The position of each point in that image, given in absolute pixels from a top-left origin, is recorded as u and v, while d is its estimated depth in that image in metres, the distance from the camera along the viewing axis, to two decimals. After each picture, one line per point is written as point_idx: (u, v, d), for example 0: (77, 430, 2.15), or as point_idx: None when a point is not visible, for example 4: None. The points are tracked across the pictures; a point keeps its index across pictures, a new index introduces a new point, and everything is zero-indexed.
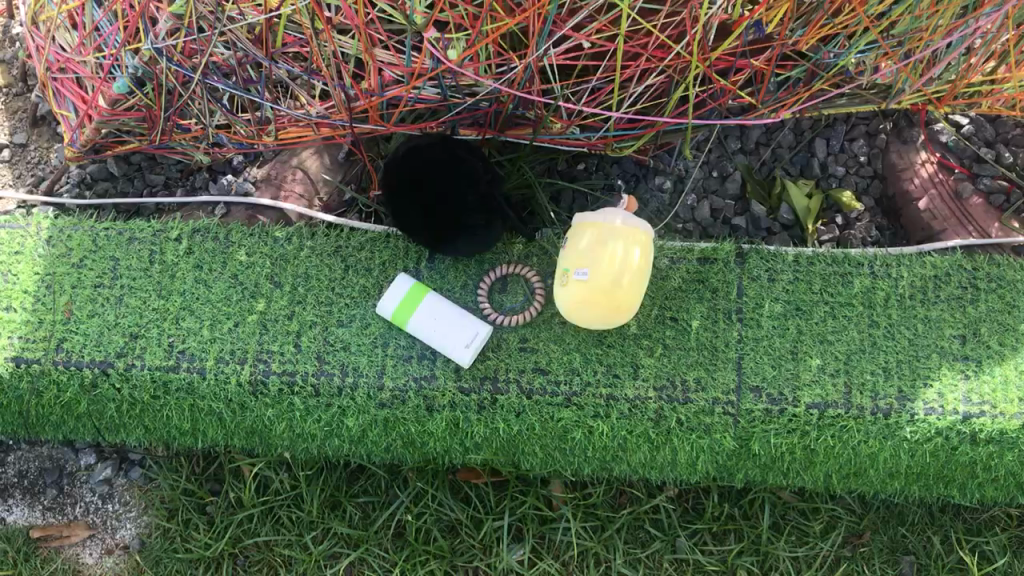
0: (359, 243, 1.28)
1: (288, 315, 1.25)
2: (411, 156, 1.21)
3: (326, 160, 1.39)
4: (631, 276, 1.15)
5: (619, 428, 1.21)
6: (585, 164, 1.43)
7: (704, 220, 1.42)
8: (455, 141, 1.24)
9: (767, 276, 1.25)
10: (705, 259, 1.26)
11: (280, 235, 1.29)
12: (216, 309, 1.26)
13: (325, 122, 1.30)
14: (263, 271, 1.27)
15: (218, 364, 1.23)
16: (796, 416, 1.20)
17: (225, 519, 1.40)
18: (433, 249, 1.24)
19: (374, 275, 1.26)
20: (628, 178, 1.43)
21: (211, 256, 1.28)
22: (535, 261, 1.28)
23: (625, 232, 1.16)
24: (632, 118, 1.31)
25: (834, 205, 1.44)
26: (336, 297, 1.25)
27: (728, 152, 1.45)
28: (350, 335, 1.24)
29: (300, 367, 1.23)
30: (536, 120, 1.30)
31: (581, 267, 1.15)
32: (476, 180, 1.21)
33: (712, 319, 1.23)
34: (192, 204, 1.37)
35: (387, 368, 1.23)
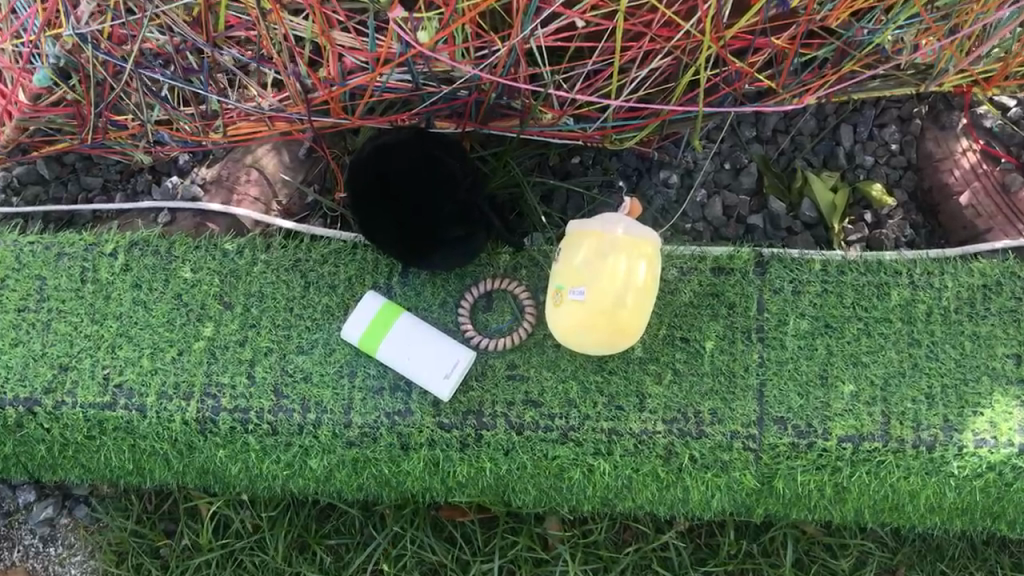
0: (322, 256, 1.11)
1: (240, 341, 1.09)
2: (380, 159, 1.03)
3: (286, 157, 1.22)
4: (635, 294, 0.98)
5: (623, 466, 1.05)
6: (581, 157, 1.27)
7: (716, 220, 1.25)
8: (430, 139, 1.06)
9: (792, 288, 1.09)
10: (719, 269, 1.09)
11: (231, 247, 1.12)
12: (158, 336, 1.10)
13: (281, 116, 1.13)
14: (211, 289, 1.11)
15: (161, 400, 1.08)
16: (827, 452, 1.04)
17: (180, 565, 1.24)
18: (408, 262, 1.08)
19: (338, 293, 1.10)
20: (629, 174, 1.26)
21: (151, 273, 1.12)
22: (524, 274, 1.11)
23: (628, 243, 0.99)
24: (634, 106, 1.14)
25: (862, 200, 1.27)
26: (295, 319, 1.09)
27: (742, 141, 1.28)
28: (311, 364, 1.08)
29: (254, 402, 1.07)
30: (523, 110, 1.13)
31: (578, 285, 0.99)
32: (455, 183, 1.04)
33: (729, 340, 1.07)
34: (132, 211, 1.20)
35: (355, 401, 1.07)
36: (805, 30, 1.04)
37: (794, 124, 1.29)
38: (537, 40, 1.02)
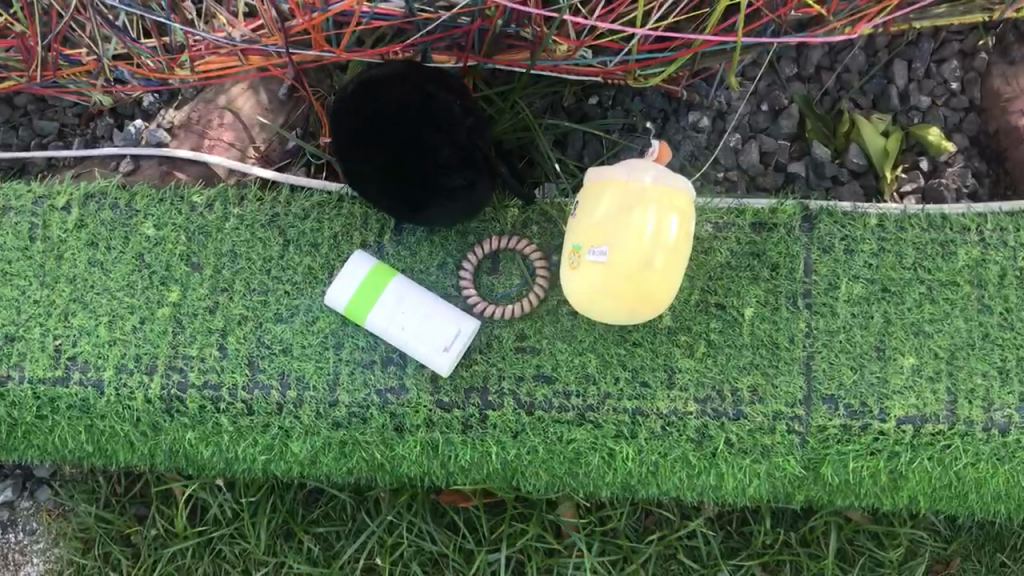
0: (303, 211, 0.97)
1: (210, 307, 0.95)
2: (369, 101, 0.88)
3: (264, 97, 1.07)
4: (666, 257, 0.84)
5: (649, 451, 0.92)
6: (598, 98, 1.12)
7: (752, 167, 1.11)
8: (427, 74, 0.91)
9: (844, 247, 0.94)
10: (760, 224, 0.95)
11: (199, 199, 0.98)
12: (117, 302, 0.96)
13: (255, 49, 0.98)
14: (177, 249, 0.97)
15: (120, 375, 0.94)
16: (884, 435, 0.91)
17: (153, 555, 1.12)
18: (405, 218, 0.94)
19: (322, 253, 0.96)
20: (653, 116, 1.11)
21: (108, 231, 0.97)
22: (535, 230, 0.97)
23: (657, 196, 0.85)
24: (661, 36, 0.99)
25: (917, 146, 1.13)
26: (273, 282, 0.95)
27: (782, 79, 1.13)
28: (291, 333, 0.94)
29: (227, 378, 0.94)
30: (535, 41, 0.98)
31: (599, 245, 0.85)
32: (451, 126, 0.89)
33: (771, 307, 0.93)
34: (90, 159, 1.06)
35: (342, 376, 0.93)
36: None
37: (840, 60, 1.13)
38: None
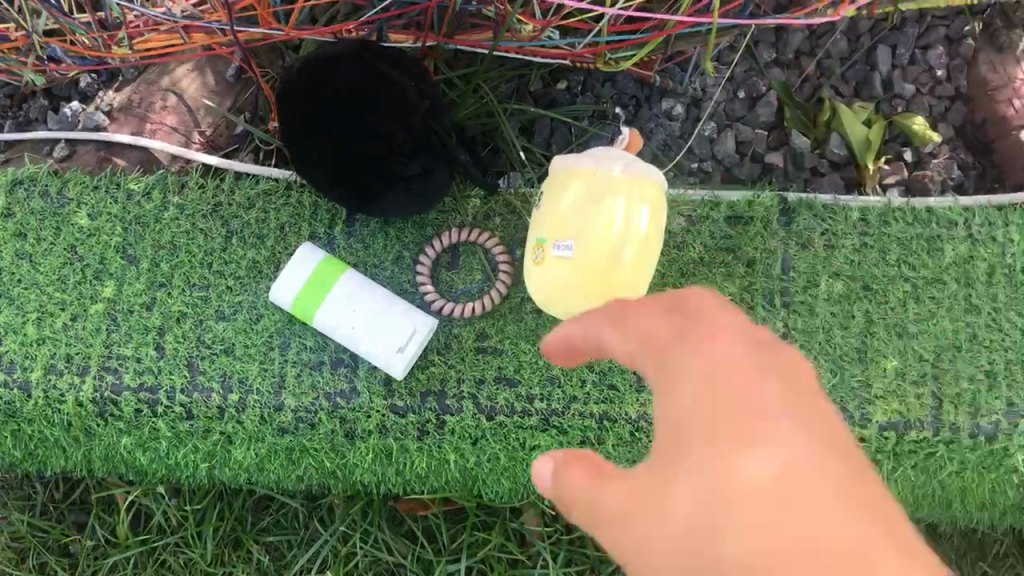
0: (249, 201, 0.90)
1: (147, 304, 0.89)
2: (318, 84, 0.82)
3: (210, 79, 1.00)
4: (634, 253, 0.79)
5: (617, 459, 0.86)
6: (567, 82, 1.06)
7: (727, 158, 1.05)
8: (381, 53, 0.84)
9: (824, 242, 0.89)
10: (736, 218, 0.89)
11: (137, 188, 0.91)
12: (45, 297, 0.89)
13: (197, 26, 0.92)
14: (112, 241, 0.90)
15: (49, 376, 0.88)
16: (864, 442, 0.86)
17: (90, 565, 1.04)
18: (356, 208, 0.87)
19: (268, 246, 0.89)
20: (625, 103, 1.06)
21: (38, 220, 0.90)
22: (497, 222, 0.91)
23: (625, 187, 0.79)
24: (633, 17, 0.93)
25: (900, 136, 1.07)
26: (216, 277, 0.89)
27: (760, 65, 1.08)
28: (234, 332, 0.88)
29: (164, 380, 0.87)
30: (498, 20, 0.92)
31: (563, 240, 0.79)
32: (406, 111, 0.82)
33: (746, 305, 0.88)
34: (22, 143, 0.99)
35: (289, 378, 0.87)
36: None
37: (821, 45, 1.08)
38: None
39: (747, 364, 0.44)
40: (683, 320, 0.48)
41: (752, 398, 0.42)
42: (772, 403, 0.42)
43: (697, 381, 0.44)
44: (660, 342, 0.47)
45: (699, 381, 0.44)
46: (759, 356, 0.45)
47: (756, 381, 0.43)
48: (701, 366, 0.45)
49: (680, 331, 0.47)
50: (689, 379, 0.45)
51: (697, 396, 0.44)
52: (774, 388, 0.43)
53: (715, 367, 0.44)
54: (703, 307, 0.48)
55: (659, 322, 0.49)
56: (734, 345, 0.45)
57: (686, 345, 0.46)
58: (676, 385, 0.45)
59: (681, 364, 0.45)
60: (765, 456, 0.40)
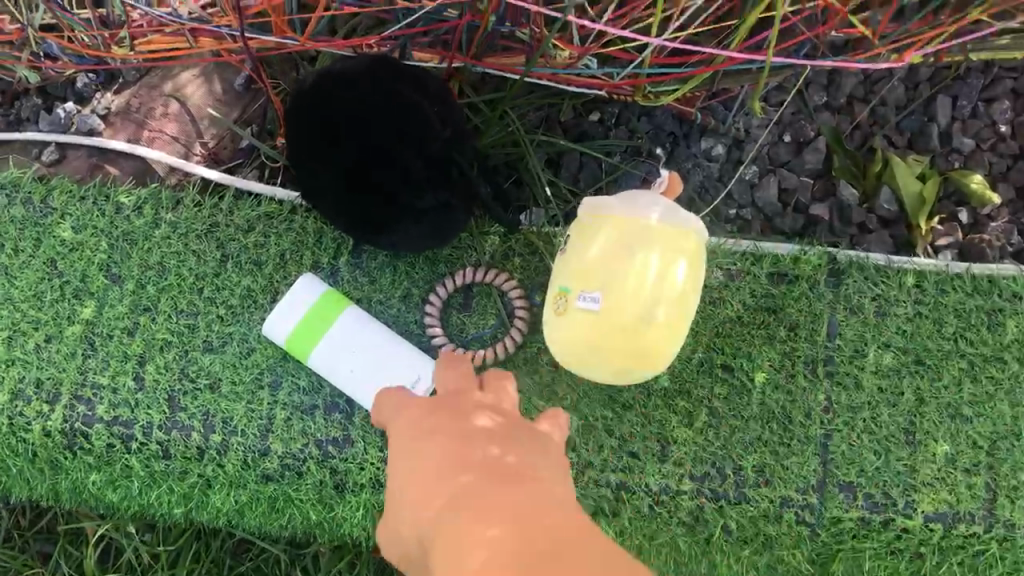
0: (248, 222, 0.83)
1: (128, 329, 0.81)
2: (330, 102, 0.74)
3: (218, 87, 0.93)
4: (666, 312, 0.71)
5: (633, 534, 0.78)
6: (601, 114, 0.98)
7: (768, 207, 0.97)
8: (401, 73, 0.77)
9: (874, 308, 0.81)
10: (779, 276, 0.81)
11: (127, 201, 0.83)
12: (18, 315, 0.81)
13: (205, 30, 0.84)
14: (95, 258, 0.82)
15: (16, 402, 0.80)
16: (908, 533, 0.77)
17: None
18: (364, 239, 0.80)
19: (266, 274, 0.82)
20: (661, 140, 0.98)
21: (17, 230, 0.83)
22: (517, 263, 0.83)
23: (661, 239, 0.71)
24: (679, 49, 0.85)
25: (956, 194, 0.99)
26: (205, 304, 0.81)
27: (809, 108, 1.00)
28: (222, 366, 0.80)
29: (140, 414, 0.80)
30: (532, 44, 0.84)
31: (588, 292, 0.71)
32: (425, 139, 0.75)
33: (786, 374, 0.80)
34: (10, 143, 0.92)
35: (277, 422, 0.79)
36: None
37: (876, 90, 1.00)
38: None
39: (486, 440, 0.49)
40: (445, 415, 0.53)
41: (458, 454, 0.48)
42: (474, 471, 0.47)
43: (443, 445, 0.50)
44: (423, 426, 0.53)
45: (423, 441, 0.51)
46: (492, 436, 0.50)
47: (478, 450, 0.48)
48: (436, 450, 0.50)
49: (449, 425, 0.52)
50: (440, 453, 0.49)
51: (443, 458, 0.49)
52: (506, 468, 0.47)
53: (467, 436, 0.50)
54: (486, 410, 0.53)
55: (445, 413, 0.54)
56: (503, 436, 0.50)
57: (450, 423, 0.52)
58: (427, 457, 0.50)
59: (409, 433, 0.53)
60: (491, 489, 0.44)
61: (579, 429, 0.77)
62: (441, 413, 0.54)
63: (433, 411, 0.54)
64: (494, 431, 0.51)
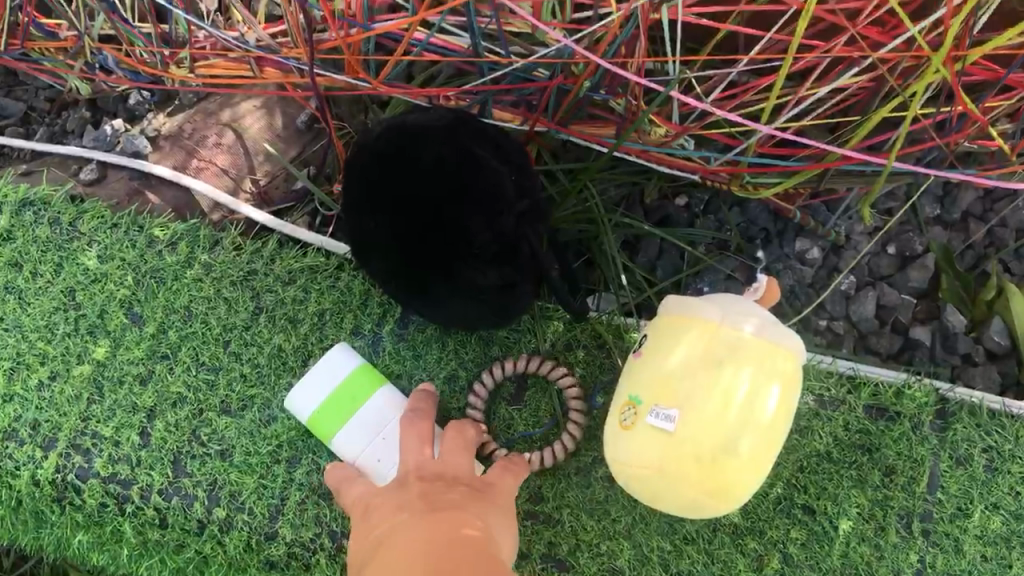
0: (289, 274, 0.75)
1: (141, 377, 0.73)
2: (397, 157, 0.66)
3: (278, 122, 0.86)
4: (752, 443, 0.61)
5: None
6: (688, 199, 0.89)
7: (863, 323, 0.87)
8: (479, 134, 0.69)
9: (984, 462, 0.70)
10: (878, 409, 0.71)
11: (162, 236, 0.76)
12: (25, 346, 0.74)
13: (272, 61, 0.77)
14: (118, 293, 0.74)
15: (6, 444, 0.72)
16: None
17: None
18: (414, 310, 0.71)
19: (301, 334, 0.73)
20: (752, 235, 0.89)
21: (39, 252, 0.76)
22: (581, 356, 0.74)
23: (755, 356, 0.61)
24: (788, 140, 0.76)
25: None
26: (229, 360, 0.73)
27: (919, 220, 0.90)
28: (238, 432, 0.72)
29: (140, 475, 0.71)
30: (626, 116, 0.76)
31: (663, 408, 0.61)
32: (498, 209, 0.66)
33: (875, 525, 0.70)
34: (50, 156, 0.85)
35: (289, 504, 0.70)
36: None
37: (996, 210, 0.90)
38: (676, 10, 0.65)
39: (434, 497, 0.56)
40: (406, 483, 0.59)
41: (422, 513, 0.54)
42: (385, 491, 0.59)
43: (385, 492, 0.59)
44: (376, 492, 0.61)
45: (376, 512, 0.58)
46: (435, 495, 0.56)
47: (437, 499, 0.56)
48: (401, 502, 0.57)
49: (394, 495, 0.58)
50: (382, 504, 0.58)
51: (383, 507, 0.58)
52: (439, 498, 0.56)
53: (411, 503, 0.56)
54: (432, 474, 0.59)
55: (392, 485, 0.60)
56: (443, 496, 0.56)
57: (397, 493, 0.58)
58: (382, 520, 0.56)
59: (374, 508, 0.59)
60: (432, 537, 0.51)
61: (633, 564, 0.70)
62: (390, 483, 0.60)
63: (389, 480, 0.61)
64: (439, 492, 0.57)
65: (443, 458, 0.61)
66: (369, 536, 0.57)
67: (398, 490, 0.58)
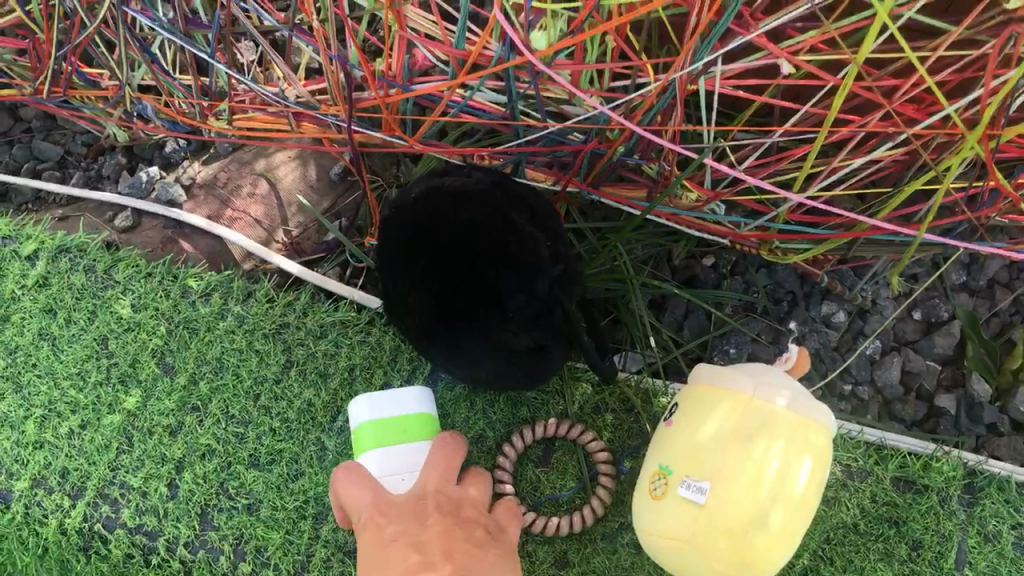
0: (320, 329, 0.75)
1: (172, 428, 0.73)
2: (434, 221, 0.66)
3: (312, 174, 0.87)
4: (784, 517, 0.60)
5: None
6: (715, 259, 0.90)
7: (888, 389, 0.87)
8: (516, 200, 0.69)
9: (1013, 539, 0.70)
10: (905, 482, 0.71)
11: (196, 286, 0.77)
12: (57, 394, 0.74)
13: (310, 117, 0.78)
14: (150, 342, 0.75)
15: (35, 491, 0.73)
16: None
17: None
18: (445, 369, 0.72)
19: (330, 389, 0.74)
20: (778, 297, 0.89)
21: (75, 299, 0.76)
22: (608, 419, 0.75)
23: (788, 429, 0.61)
24: (819, 208, 0.77)
25: None
26: (259, 413, 0.73)
27: (945, 286, 0.90)
28: (265, 487, 0.72)
29: (166, 527, 0.72)
30: (659, 181, 0.77)
31: (695, 479, 0.61)
32: (533, 274, 0.67)
33: None
34: (86, 201, 0.87)
35: (314, 560, 0.71)
36: None
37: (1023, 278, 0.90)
38: (713, 82, 0.65)
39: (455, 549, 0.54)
40: (418, 519, 0.57)
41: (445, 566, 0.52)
42: (396, 525, 0.57)
43: (399, 517, 0.58)
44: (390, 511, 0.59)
45: (390, 541, 0.56)
46: (456, 546, 0.55)
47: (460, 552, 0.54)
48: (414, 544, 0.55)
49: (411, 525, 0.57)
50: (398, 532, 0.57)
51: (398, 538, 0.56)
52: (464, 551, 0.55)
53: (428, 543, 0.55)
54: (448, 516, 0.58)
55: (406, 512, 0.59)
56: (464, 548, 0.55)
57: (415, 528, 0.56)
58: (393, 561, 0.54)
59: (380, 541, 0.57)
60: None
61: None
62: (404, 507, 0.59)
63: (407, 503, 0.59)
64: (458, 540, 0.56)
65: (461, 494, 0.62)
66: (383, 573, 0.55)
67: (413, 522, 0.57)
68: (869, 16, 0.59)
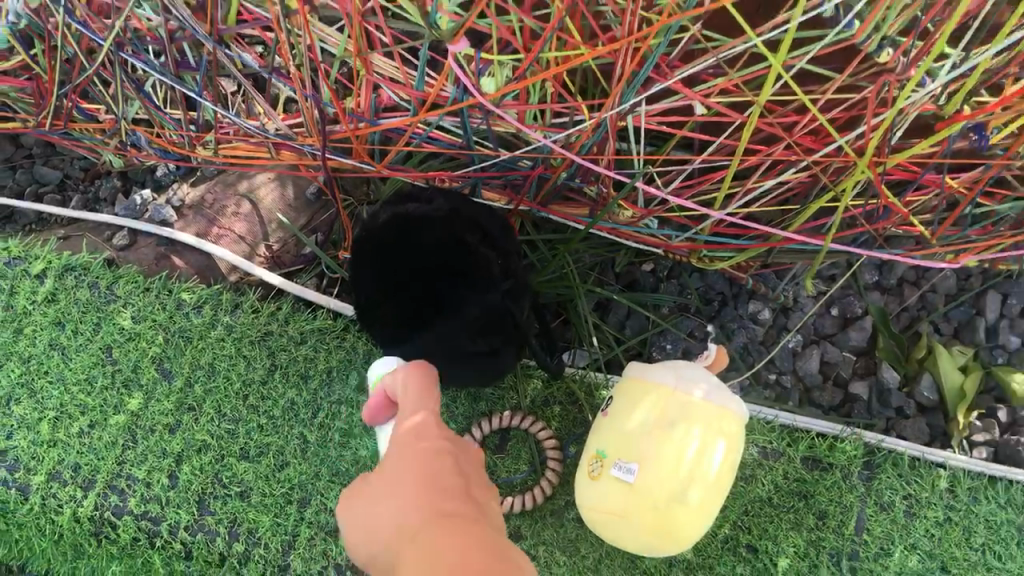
0: (301, 335, 0.85)
1: (171, 425, 0.83)
2: (400, 245, 0.76)
3: (290, 194, 0.96)
4: (702, 492, 0.71)
5: None
6: (654, 265, 1.00)
7: (808, 378, 0.98)
8: (471, 222, 0.79)
9: (904, 507, 0.81)
10: (812, 460, 0.82)
11: (189, 298, 0.86)
12: (67, 398, 0.83)
13: (289, 147, 0.88)
14: (150, 350, 0.85)
15: (51, 484, 0.82)
16: None
17: None
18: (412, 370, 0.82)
19: (310, 389, 0.84)
20: (710, 298, 1.00)
21: (81, 312, 0.86)
22: (556, 411, 0.86)
23: (705, 419, 0.72)
24: (740, 223, 0.87)
25: (995, 389, 1.00)
26: (247, 412, 0.83)
27: (859, 285, 1.01)
28: (255, 477, 0.82)
29: (169, 513, 0.81)
30: (598, 201, 0.87)
31: (626, 462, 0.72)
32: (488, 288, 0.77)
33: (809, 562, 0.80)
34: (85, 222, 0.96)
35: (300, 539, 0.81)
36: (995, 178, 0.77)
37: (928, 277, 1.01)
38: (639, 120, 0.75)
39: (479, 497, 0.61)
40: (451, 456, 0.63)
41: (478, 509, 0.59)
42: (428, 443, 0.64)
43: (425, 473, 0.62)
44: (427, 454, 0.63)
45: (425, 457, 0.62)
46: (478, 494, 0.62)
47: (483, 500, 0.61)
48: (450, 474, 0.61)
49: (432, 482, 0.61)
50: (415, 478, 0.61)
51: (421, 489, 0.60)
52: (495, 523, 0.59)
53: (460, 481, 0.61)
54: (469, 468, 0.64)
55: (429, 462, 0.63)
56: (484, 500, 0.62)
57: (450, 458, 0.63)
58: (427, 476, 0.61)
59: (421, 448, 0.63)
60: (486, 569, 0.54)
61: None
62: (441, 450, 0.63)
63: (442, 442, 0.63)
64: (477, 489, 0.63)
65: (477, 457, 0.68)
66: (406, 475, 0.61)
67: (439, 469, 0.61)
68: (765, 68, 0.69)
